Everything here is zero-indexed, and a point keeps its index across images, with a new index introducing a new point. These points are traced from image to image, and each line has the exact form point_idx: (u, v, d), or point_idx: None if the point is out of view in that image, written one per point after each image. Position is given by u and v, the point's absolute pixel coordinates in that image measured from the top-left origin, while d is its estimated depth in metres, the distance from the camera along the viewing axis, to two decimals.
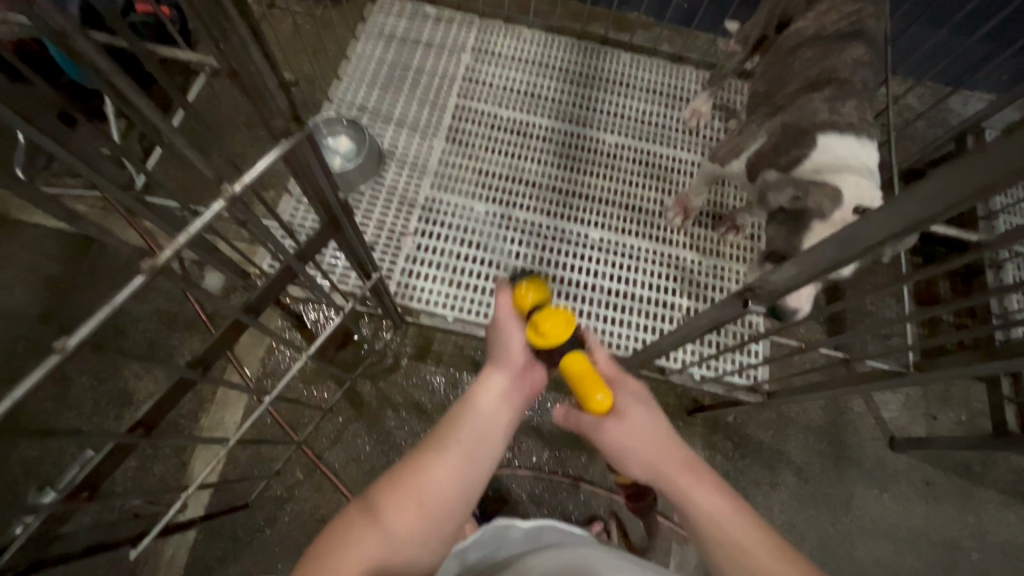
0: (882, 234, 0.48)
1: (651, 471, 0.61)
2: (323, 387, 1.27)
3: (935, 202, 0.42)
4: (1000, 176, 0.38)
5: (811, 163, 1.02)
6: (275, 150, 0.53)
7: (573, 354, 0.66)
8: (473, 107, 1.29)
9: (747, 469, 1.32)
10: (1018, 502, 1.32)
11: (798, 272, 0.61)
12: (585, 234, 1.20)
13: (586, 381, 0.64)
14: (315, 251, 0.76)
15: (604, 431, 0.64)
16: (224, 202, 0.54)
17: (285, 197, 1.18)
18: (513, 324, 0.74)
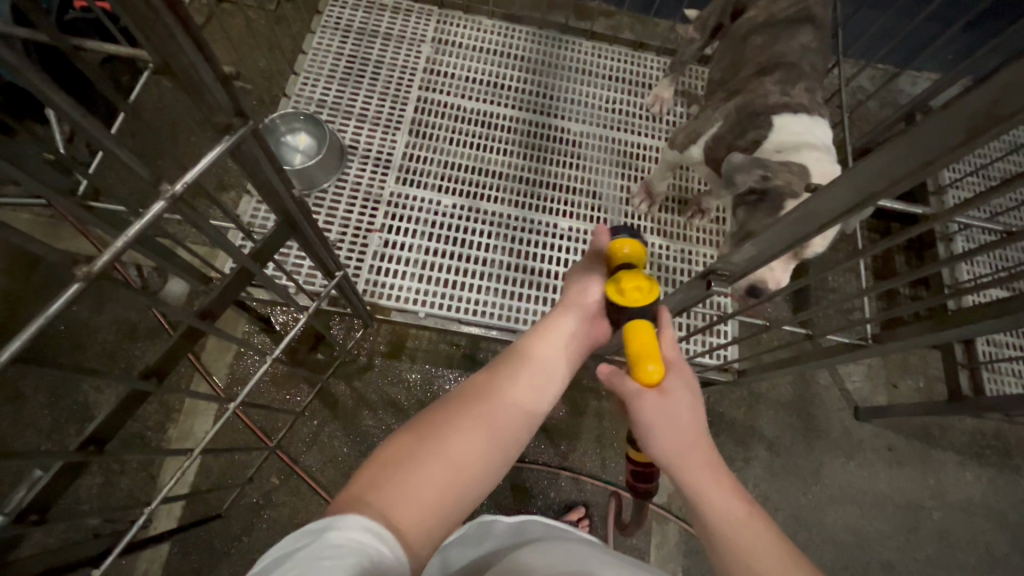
0: (835, 209, 0.49)
1: (677, 455, 0.60)
2: (297, 391, 1.24)
3: (878, 177, 0.43)
4: (937, 153, 0.39)
5: (771, 143, 1.03)
6: (216, 147, 0.51)
7: (640, 322, 0.66)
8: (436, 98, 1.27)
9: (721, 446, 1.35)
10: (974, 462, 1.39)
11: (757, 251, 0.62)
12: (554, 224, 1.20)
13: (643, 349, 0.64)
14: (272, 251, 0.74)
15: (643, 404, 0.63)
16: (164, 203, 0.51)
17: (244, 198, 1.14)
18: (594, 272, 0.76)
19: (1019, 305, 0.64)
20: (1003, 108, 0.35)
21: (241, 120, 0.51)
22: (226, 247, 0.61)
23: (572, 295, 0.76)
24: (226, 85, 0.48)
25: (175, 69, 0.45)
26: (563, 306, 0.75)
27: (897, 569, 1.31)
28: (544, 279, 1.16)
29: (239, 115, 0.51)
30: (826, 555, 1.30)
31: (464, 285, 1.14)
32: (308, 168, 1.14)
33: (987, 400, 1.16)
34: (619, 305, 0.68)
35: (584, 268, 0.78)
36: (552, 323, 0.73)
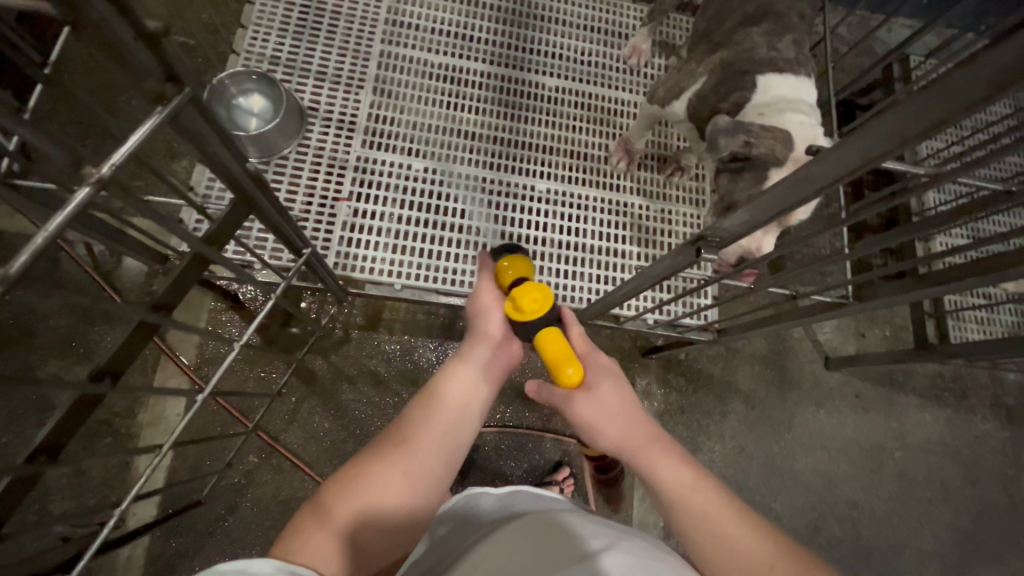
0: (834, 174, 0.48)
1: (621, 441, 0.61)
2: (272, 368, 1.20)
3: (889, 138, 0.41)
4: (955, 109, 0.38)
5: (753, 105, 1.01)
6: (150, 120, 0.46)
7: (548, 330, 0.63)
8: (399, 53, 1.18)
9: (700, 401, 1.39)
10: (934, 404, 1.46)
11: (751, 217, 0.60)
12: (530, 186, 1.15)
13: (556, 355, 0.61)
14: (229, 232, 0.69)
15: (575, 404, 0.62)
16: (90, 188, 0.45)
17: (197, 167, 1.06)
18: (492, 303, 0.70)
19: (996, 261, 0.65)
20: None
21: (177, 88, 0.46)
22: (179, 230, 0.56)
23: (477, 328, 0.70)
24: (156, 47, 0.42)
25: (103, 26, 0.39)
26: (468, 342, 0.69)
27: (861, 507, 1.39)
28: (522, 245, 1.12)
29: (176, 83, 0.46)
30: (795, 499, 1.37)
31: (440, 253, 1.10)
32: (264, 133, 1.06)
33: (950, 347, 1.21)
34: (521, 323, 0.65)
35: (482, 290, 0.72)
36: (457, 360, 0.67)
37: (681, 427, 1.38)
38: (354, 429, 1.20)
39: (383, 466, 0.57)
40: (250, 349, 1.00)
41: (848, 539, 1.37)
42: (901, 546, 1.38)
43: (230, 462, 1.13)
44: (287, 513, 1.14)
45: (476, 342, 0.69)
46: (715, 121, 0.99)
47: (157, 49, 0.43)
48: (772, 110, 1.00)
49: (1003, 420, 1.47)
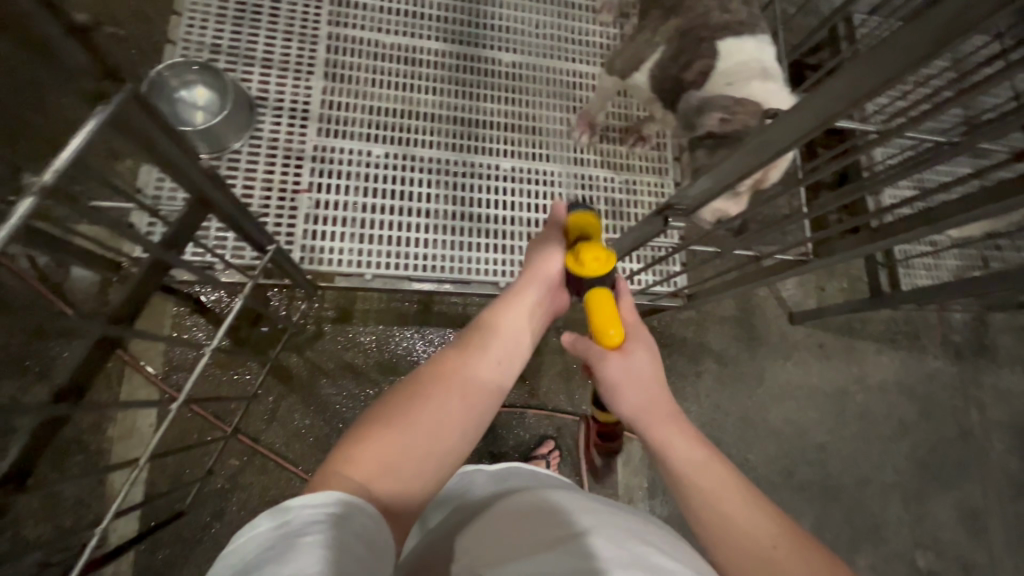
0: (788, 138, 0.50)
1: (640, 410, 0.67)
2: (245, 369, 1.17)
3: (840, 99, 0.43)
4: (897, 70, 0.40)
5: (720, 75, 1.05)
6: (91, 121, 0.44)
7: (599, 290, 0.70)
8: (349, 35, 1.14)
9: (674, 363, 1.44)
10: (890, 347, 1.55)
11: (713, 183, 0.63)
12: (495, 165, 1.14)
13: (601, 314, 0.69)
14: (190, 231, 0.68)
15: (607, 364, 0.70)
16: (34, 197, 0.42)
17: (143, 169, 1.01)
18: (553, 249, 0.78)
19: (943, 211, 0.68)
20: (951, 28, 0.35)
21: (117, 85, 0.44)
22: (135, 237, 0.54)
23: (533, 269, 0.76)
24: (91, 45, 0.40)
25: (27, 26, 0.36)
26: (524, 281, 0.76)
27: (828, 449, 1.48)
28: (492, 226, 1.12)
29: (116, 80, 0.44)
30: (768, 448, 1.45)
31: (409, 240, 1.08)
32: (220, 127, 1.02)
33: (903, 294, 1.27)
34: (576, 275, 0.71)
35: (545, 242, 0.80)
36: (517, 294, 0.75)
37: None
38: (337, 422, 1.19)
39: (447, 388, 0.62)
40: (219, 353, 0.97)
41: (818, 480, 1.45)
42: (866, 482, 1.47)
43: (211, 468, 1.11)
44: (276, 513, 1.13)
45: (528, 283, 0.76)
46: (687, 99, 1.08)
47: (98, 47, 0.41)
48: (739, 78, 1.04)
49: (952, 356, 1.57)
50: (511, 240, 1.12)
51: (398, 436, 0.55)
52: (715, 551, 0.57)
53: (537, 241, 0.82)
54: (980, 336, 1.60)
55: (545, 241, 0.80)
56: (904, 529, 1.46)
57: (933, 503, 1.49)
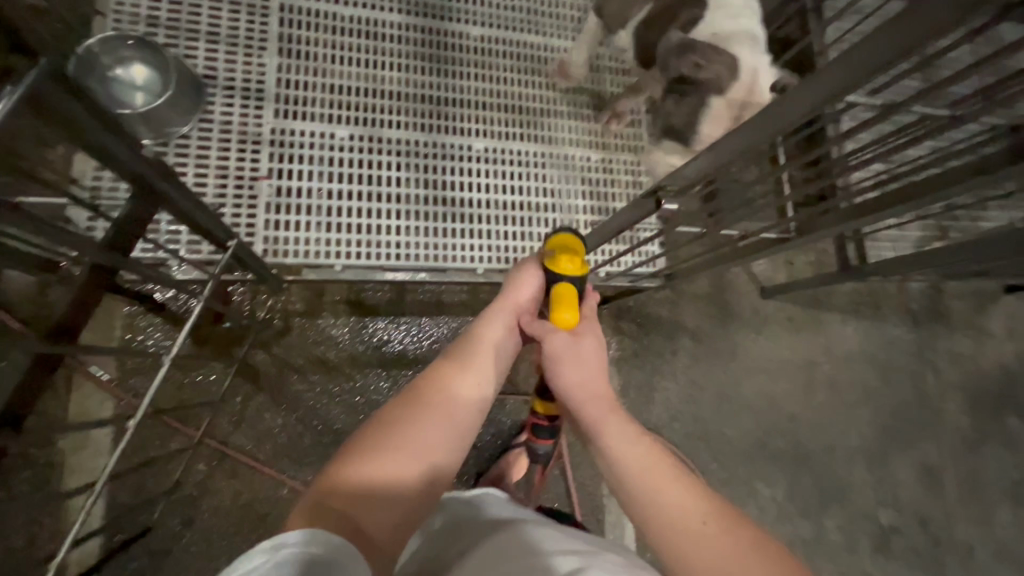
0: (829, 90, 0.52)
1: (581, 388, 0.67)
2: (209, 371, 1.10)
3: (886, 49, 0.46)
4: (949, 16, 0.41)
5: (706, 25, 1.02)
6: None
7: (564, 285, 0.70)
8: (304, 6, 1.05)
9: (651, 342, 1.45)
10: (854, 317, 1.61)
11: (746, 138, 0.64)
12: (467, 146, 1.10)
13: (561, 299, 0.69)
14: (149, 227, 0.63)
15: (553, 340, 0.69)
16: None
17: (76, 157, 0.91)
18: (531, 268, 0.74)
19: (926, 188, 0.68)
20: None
21: (33, 62, 0.40)
22: None
23: (510, 290, 0.73)
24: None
25: None
26: (496, 305, 0.72)
27: (799, 419, 1.53)
28: (466, 210, 1.08)
29: (27, 55, 0.40)
30: (743, 421, 1.49)
31: (381, 227, 1.03)
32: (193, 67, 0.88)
33: (871, 266, 1.31)
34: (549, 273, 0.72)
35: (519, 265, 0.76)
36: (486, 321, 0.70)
37: (635, 370, 1.43)
38: (311, 420, 1.14)
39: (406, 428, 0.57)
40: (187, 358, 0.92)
41: (790, 448, 1.51)
42: (833, 447, 1.54)
43: (178, 477, 1.05)
44: (250, 518, 1.08)
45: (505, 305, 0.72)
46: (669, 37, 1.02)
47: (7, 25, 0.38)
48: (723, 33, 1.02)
49: (910, 324, 1.64)
50: (486, 225, 1.07)
51: (383, 460, 0.54)
52: (650, 533, 0.58)
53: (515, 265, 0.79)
54: (935, 303, 1.67)
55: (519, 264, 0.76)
56: (868, 490, 1.54)
57: (894, 464, 1.57)
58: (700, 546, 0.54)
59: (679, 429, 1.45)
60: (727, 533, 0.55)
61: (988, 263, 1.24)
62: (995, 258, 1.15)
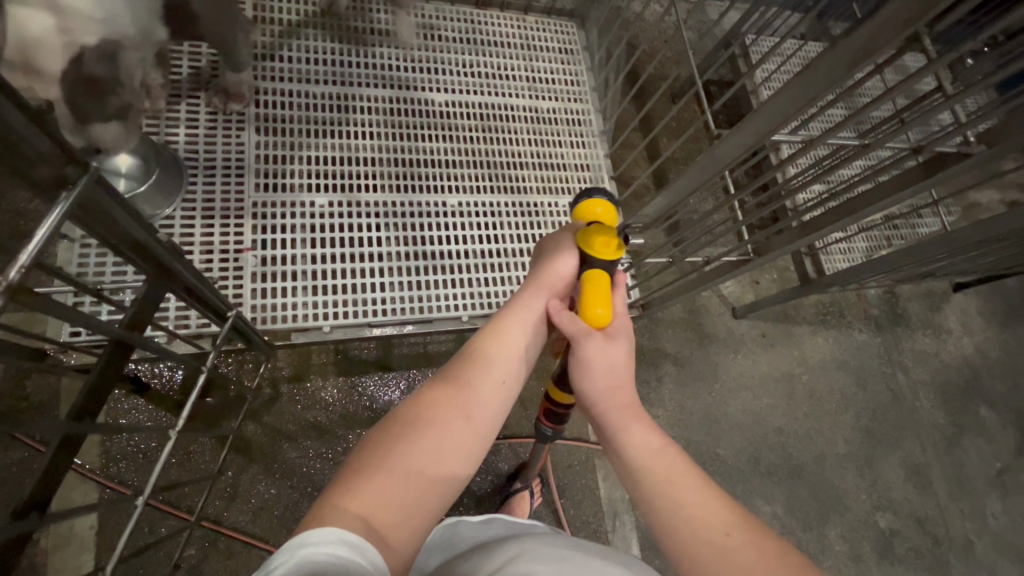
0: (817, 89, 0.55)
1: (608, 395, 0.67)
2: (199, 447, 1.09)
3: (861, 52, 0.50)
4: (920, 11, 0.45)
5: None
6: (54, 210, 0.46)
7: (596, 272, 0.70)
8: (278, 87, 1.12)
9: (636, 371, 1.50)
10: (823, 327, 1.69)
11: (735, 142, 0.68)
12: (443, 202, 1.16)
13: (593, 294, 0.68)
14: (150, 307, 0.67)
15: (589, 344, 0.67)
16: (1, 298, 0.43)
17: (63, 243, 0.93)
18: (568, 250, 0.76)
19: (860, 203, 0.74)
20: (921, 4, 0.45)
21: (83, 169, 0.47)
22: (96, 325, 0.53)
23: (546, 276, 0.77)
24: (46, 126, 0.43)
25: None
26: (531, 287, 0.76)
27: (786, 431, 1.57)
28: (447, 262, 1.12)
29: (80, 163, 0.47)
30: (734, 440, 1.52)
31: (365, 286, 1.07)
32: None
33: (827, 278, 1.40)
34: (584, 253, 0.72)
35: (553, 248, 0.79)
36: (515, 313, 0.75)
37: None
38: (305, 488, 1.12)
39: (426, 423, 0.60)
40: (184, 431, 0.92)
41: (783, 462, 1.54)
42: (823, 456, 1.58)
43: (170, 562, 1.01)
44: None
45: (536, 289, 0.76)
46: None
47: (60, 134, 0.44)
48: None
49: (874, 328, 1.73)
50: (468, 273, 1.12)
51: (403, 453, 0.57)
52: (666, 545, 0.57)
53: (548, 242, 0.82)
54: (894, 307, 1.77)
55: (554, 247, 0.79)
56: (862, 495, 1.57)
57: (883, 466, 1.61)
58: (721, 556, 0.53)
59: None
60: (751, 545, 0.53)
61: (935, 264, 1.32)
62: (937, 259, 1.24)
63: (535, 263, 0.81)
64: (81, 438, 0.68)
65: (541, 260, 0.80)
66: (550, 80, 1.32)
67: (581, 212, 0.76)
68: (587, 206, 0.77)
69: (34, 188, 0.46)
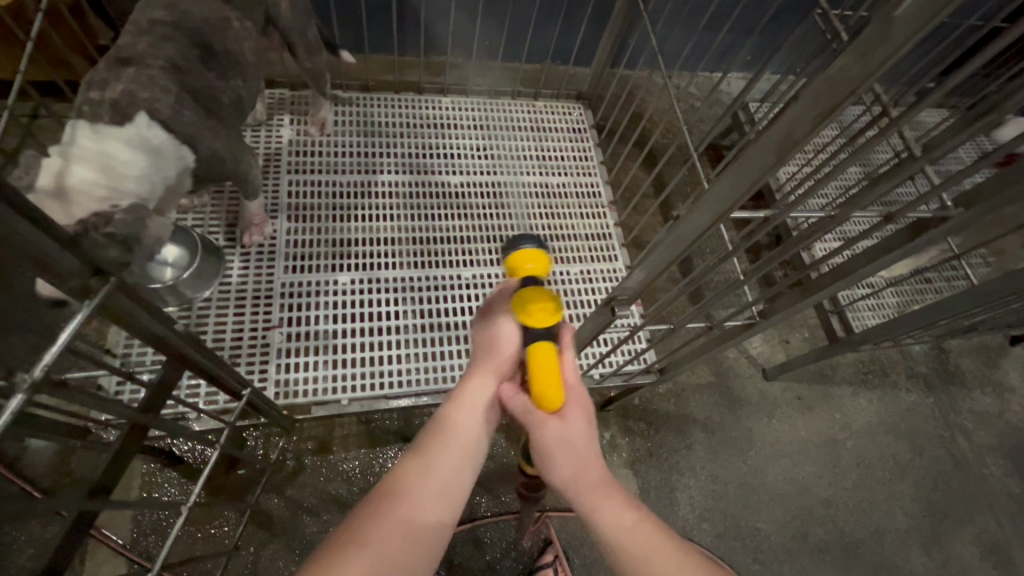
0: (759, 169, 0.53)
1: (574, 481, 0.64)
2: (223, 521, 1.11)
3: (792, 136, 0.49)
4: (843, 94, 0.44)
5: None
6: (79, 313, 0.53)
7: (543, 344, 0.65)
8: (309, 179, 1.24)
9: (664, 439, 1.44)
10: (865, 388, 1.60)
11: (693, 222, 0.65)
12: (457, 275, 1.21)
13: (541, 373, 0.63)
14: (167, 388, 0.72)
15: (546, 430, 0.65)
16: (26, 392, 0.49)
17: (112, 328, 1.03)
18: (507, 319, 0.73)
19: (858, 262, 0.72)
20: (830, 98, 0.45)
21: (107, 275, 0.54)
22: (114, 409, 0.60)
23: (488, 352, 0.73)
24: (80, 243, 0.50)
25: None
26: (478, 369, 0.73)
27: (835, 504, 1.45)
28: (463, 332, 1.16)
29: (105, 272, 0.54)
30: (776, 513, 1.41)
31: (383, 358, 1.11)
32: (83, 202, 0.81)
33: (857, 336, 1.34)
34: (524, 323, 0.67)
35: (493, 319, 0.75)
36: (462, 396, 0.70)
37: (653, 471, 1.40)
38: None
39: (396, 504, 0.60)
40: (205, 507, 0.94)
41: (835, 538, 1.41)
42: (880, 533, 1.44)
43: None
44: None
45: (486, 366, 0.72)
46: None
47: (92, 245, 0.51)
48: None
49: (924, 388, 1.62)
50: None
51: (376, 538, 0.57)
52: None
53: (486, 311, 0.77)
54: (944, 364, 1.66)
55: (493, 318, 0.75)
56: None
57: (953, 544, 1.45)
58: None
59: (709, 530, 1.37)
60: None
61: (975, 317, 1.25)
62: (973, 313, 1.17)
63: (475, 340, 0.77)
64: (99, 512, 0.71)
65: (478, 339, 0.76)
66: (558, 157, 1.41)
67: (512, 269, 0.71)
68: (520, 257, 0.71)
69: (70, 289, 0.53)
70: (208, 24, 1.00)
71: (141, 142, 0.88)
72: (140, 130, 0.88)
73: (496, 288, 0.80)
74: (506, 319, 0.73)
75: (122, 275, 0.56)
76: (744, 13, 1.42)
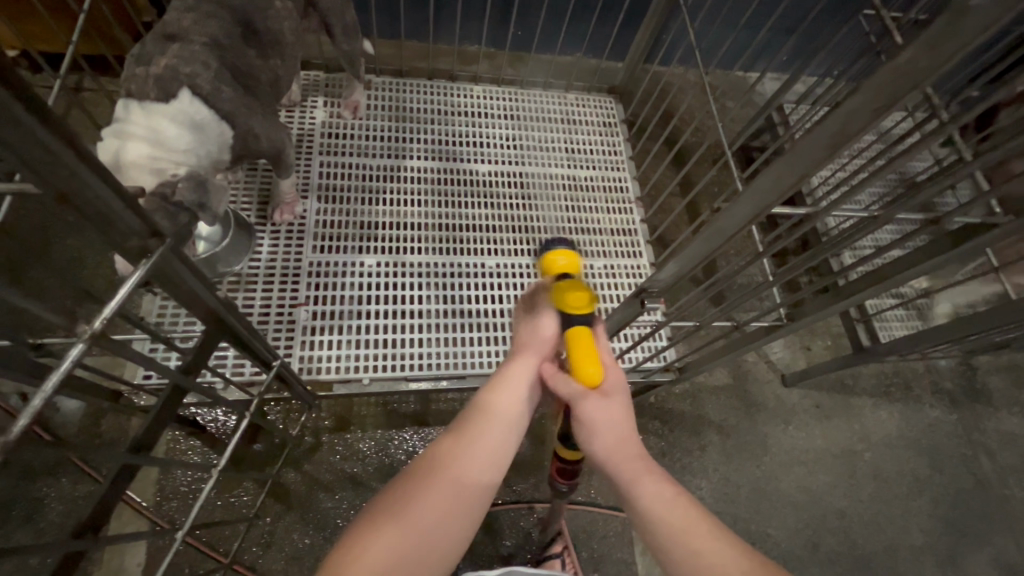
0: (810, 164, 0.53)
1: (613, 450, 0.66)
2: (242, 491, 1.14)
3: (848, 129, 0.48)
4: (904, 87, 0.44)
5: None
6: (138, 270, 0.55)
7: (580, 329, 0.71)
8: (340, 161, 1.26)
9: (678, 439, 1.44)
10: (886, 400, 1.57)
11: (730, 218, 0.65)
12: (482, 263, 1.22)
13: (581, 352, 0.69)
14: (205, 355, 0.74)
15: (587, 404, 0.68)
16: (87, 343, 0.51)
17: (146, 296, 1.06)
18: (546, 310, 0.77)
19: (892, 268, 0.71)
20: (889, 94, 0.44)
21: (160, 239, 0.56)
22: (161, 370, 0.62)
23: (530, 335, 0.76)
24: (136, 208, 0.52)
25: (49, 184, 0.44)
26: (519, 351, 0.76)
27: (849, 514, 1.43)
28: (485, 319, 1.17)
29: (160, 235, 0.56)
30: (787, 519, 1.40)
31: (404, 341, 1.12)
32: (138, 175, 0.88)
33: (883, 346, 1.32)
34: (563, 310, 0.73)
35: (533, 310, 0.79)
36: (505, 372, 0.73)
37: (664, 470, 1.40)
38: (337, 538, 1.14)
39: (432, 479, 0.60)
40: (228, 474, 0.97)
41: (846, 550, 1.39)
42: (894, 548, 1.41)
43: None
44: None
45: (526, 349, 0.75)
46: None
47: (143, 211, 0.53)
48: None
49: (948, 404, 1.58)
50: (505, 330, 1.16)
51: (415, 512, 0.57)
52: None
53: (526, 304, 0.82)
54: (970, 381, 1.62)
55: (533, 310, 0.79)
56: None
57: (969, 564, 1.42)
58: None
59: None
60: None
61: (1006, 334, 1.21)
62: (1006, 329, 1.14)
63: (517, 332, 0.80)
64: (135, 469, 0.74)
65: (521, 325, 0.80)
66: (587, 150, 1.40)
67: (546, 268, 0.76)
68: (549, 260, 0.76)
69: (122, 253, 0.55)
70: (252, 4, 1.01)
71: (184, 118, 0.91)
72: (183, 106, 0.91)
73: (535, 286, 0.84)
74: (546, 311, 0.77)
75: (171, 241, 0.58)
76: (785, 11, 1.39)
